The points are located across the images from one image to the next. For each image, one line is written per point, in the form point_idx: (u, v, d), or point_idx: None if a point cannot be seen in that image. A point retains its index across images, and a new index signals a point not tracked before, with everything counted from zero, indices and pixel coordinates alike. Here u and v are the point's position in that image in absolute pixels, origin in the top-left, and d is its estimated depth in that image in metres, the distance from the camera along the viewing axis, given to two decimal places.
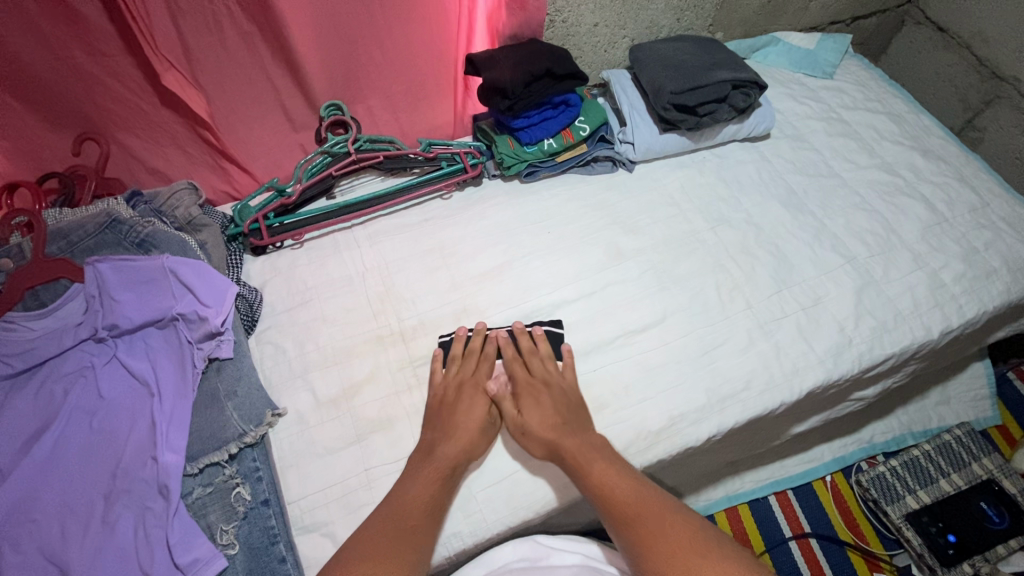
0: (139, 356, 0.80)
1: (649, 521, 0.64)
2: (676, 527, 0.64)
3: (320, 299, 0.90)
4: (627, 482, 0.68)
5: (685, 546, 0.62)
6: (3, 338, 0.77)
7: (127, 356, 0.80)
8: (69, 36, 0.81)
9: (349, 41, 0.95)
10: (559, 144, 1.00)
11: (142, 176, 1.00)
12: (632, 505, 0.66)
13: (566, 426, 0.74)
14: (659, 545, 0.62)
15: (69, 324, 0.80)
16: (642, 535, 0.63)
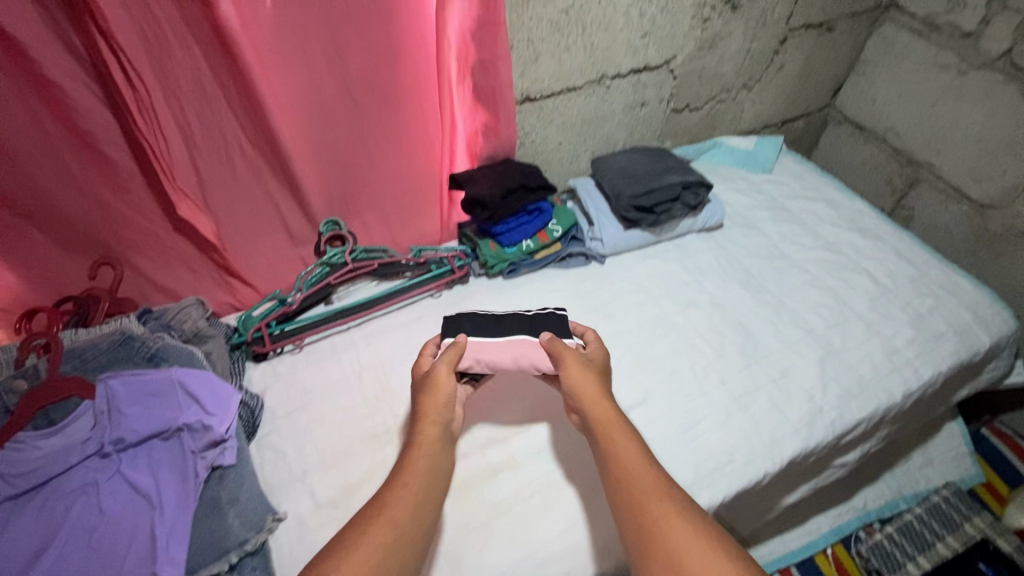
0: (141, 469, 0.81)
1: (662, 506, 0.65)
2: (687, 515, 0.64)
3: (319, 402, 0.95)
4: (646, 465, 0.71)
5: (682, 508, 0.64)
6: (9, 459, 0.78)
7: (130, 469, 0.81)
8: (98, 177, 0.92)
9: (346, 167, 1.08)
10: (536, 244, 1.12)
11: (150, 294, 1.07)
12: (647, 488, 0.68)
13: (608, 399, 0.80)
14: (667, 526, 0.63)
15: (75, 441, 0.81)
16: (651, 518, 0.64)
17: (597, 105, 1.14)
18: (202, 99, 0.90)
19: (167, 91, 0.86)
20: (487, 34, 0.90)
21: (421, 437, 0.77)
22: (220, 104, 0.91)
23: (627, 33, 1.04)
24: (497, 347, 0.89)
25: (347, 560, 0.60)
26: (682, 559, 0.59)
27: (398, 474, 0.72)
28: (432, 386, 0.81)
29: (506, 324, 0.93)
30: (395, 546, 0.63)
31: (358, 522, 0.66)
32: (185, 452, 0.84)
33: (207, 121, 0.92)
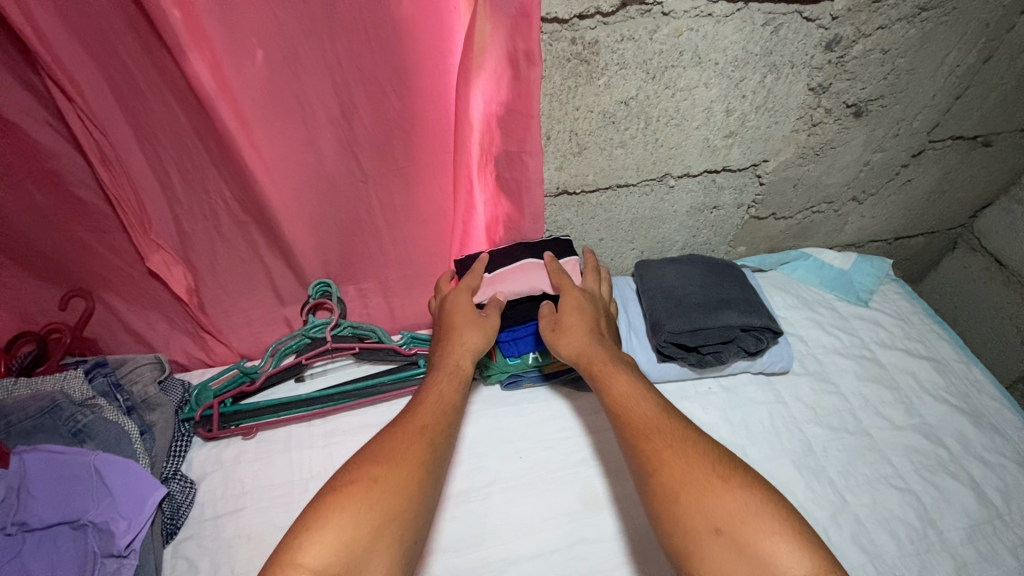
0: (39, 562, 0.71)
1: (664, 436, 0.67)
2: (691, 444, 0.67)
3: (253, 508, 0.83)
4: (647, 400, 0.73)
5: (686, 463, 0.64)
6: None
7: (26, 559, 0.70)
8: (68, 213, 0.82)
9: (346, 231, 0.93)
10: (545, 358, 0.93)
11: (119, 335, 0.98)
12: (653, 417, 0.70)
13: (604, 341, 0.80)
14: (666, 468, 0.64)
15: None
16: (654, 446, 0.67)
17: (654, 205, 0.92)
18: (183, 151, 0.77)
19: (141, 140, 0.75)
20: (517, 123, 0.72)
21: (459, 367, 0.78)
22: (202, 157, 0.79)
23: (706, 130, 0.81)
24: (515, 275, 0.85)
25: (394, 458, 0.65)
26: (684, 495, 0.62)
27: (452, 375, 0.77)
28: (467, 322, 0.81)
29: (512, 253, 0.88)
30: (433, 449, 0.69)
31: (404, 424, 0.70)
32: (87, 554, 0.73)
33: (188, 173, 0.80)
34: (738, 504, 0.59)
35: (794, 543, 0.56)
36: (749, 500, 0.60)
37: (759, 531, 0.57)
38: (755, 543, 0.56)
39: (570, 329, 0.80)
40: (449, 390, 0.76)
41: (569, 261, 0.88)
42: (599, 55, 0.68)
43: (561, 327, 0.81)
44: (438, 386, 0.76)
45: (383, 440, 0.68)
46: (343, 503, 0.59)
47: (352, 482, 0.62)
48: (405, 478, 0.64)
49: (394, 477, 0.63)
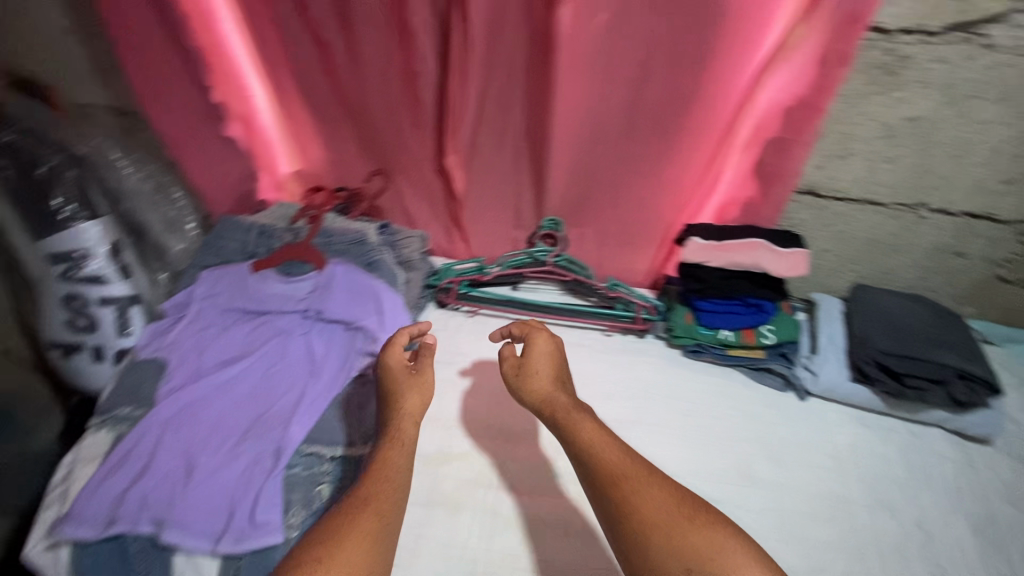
0: (323, 342, 0.99)
1: (633, 475, 0.70)
2: (652, 488, 0.68)
3: (461, 368, 1.04)
4: (609, 444, 0.74)
5: (655, 504, 0.66)
6: (257, 285, 1.04)
7: (317, 337, 1.00)
8: (407, 108, 1.11)
9: (594, 180, 1.09)
10: (736, 339, 0.98)
11: (396, 211, 1.26)
12: (614, 473, 0.70)
13: (562, 393, 0.84)
14: (638, 507, 0.66)
15: (296, 295, 1.03)
16: (621, 488, 0.68)
17: (895, 232, 0.94)
18: (509, 79, 0.99)
19: (483, 63, 0.98)
20: (803, 116, 0.85)
21: (397, 437, 0.79)
22: (518, 87, 1.00)
23: (984, 170, 0.84)
24: (736, 246, 0.91)
25: (356, 522, 0.67)
26: (655, 534, 0.63)
27: (396, 444, 0.78)
28: (409, 386, 0.84)
29: (743, 233, 0.93)
30: (389, 513, 0.70)
31: (367, 497, 0.71)
32: (352, 349, 0.99)
33: (503, 97, 1.02)
34: (705, 538, 0.62)
35: (760, 559, 0.60)
36: (724, 534, 0.62)
37: (728, 562, 0.60)
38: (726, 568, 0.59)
39: (526, 377, 0.86)
40: (398, 450, 0.77)
41: (794, 253, 0.89)
42: (905, 71, 0.78)
43: (521, 373, 0.86)
44: (394, 449, 0.77)
45: (351, 508, 0.69)
46: (332, 556, 0.63)
47: (330, 537, 0.65)
48: (374, 537, 0.67)
49: (361, 543, 0.65)
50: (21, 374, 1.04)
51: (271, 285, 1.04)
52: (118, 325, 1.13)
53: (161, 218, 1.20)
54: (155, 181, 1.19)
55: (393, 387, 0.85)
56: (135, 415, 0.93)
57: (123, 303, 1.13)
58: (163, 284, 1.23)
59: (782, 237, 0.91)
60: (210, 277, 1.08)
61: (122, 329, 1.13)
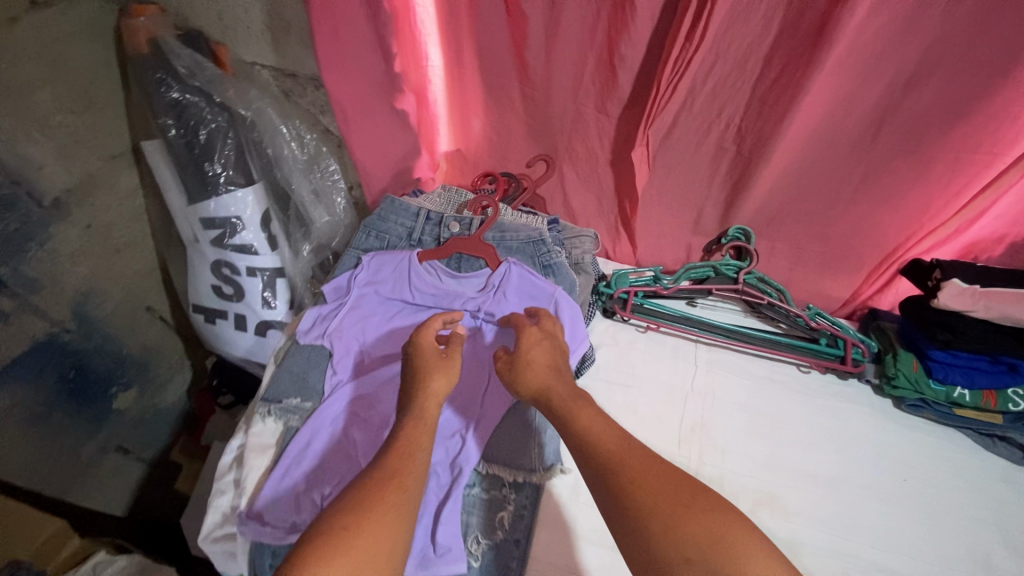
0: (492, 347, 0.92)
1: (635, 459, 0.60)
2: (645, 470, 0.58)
3: (640, 391, 0.94)
4: (606, 426, 0.64)
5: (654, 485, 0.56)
6: (423, 276, 0.97)
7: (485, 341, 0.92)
8: (594, 92, 0.96)
9: (808, 192, 0.93)
10: (974, 400, 0.84)
11: (556, 203, 1.15)
12: (610, 457, 0.60)
13: (558, 377, 0.73)
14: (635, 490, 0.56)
15: (463, 293, 0.96)
16: (616, 471, 0.59)
17: None
18: (736, 71, 0.83)
19: (711, 48, 0.80)
20: None
21: (425, 414, 0.71)
22: (748, 81, 0.84)
23: None
24: (1019, 298, 0.73)
25: (376, 499, 0.58)
26: (643, 508, 0.54)
27: (419, 425, 0.70)
28: (436, 368, 0.76)
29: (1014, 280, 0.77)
30: (409, 487, 0.61)
31: (393, 472, 0.62)
32: None
33: (720, 91, 0.86)
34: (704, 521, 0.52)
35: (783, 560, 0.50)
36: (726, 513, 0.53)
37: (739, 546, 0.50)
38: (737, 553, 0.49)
39: (521, 365, 0.75)
40: (421, 430, 0.69)
41: None
42: None
43: (514, 370, 0.75)
44: (417, 429, 0.69)
45: (370, 483, 0.60)
46: (364, 519, 0.55)
47: (356, 507, 0.57)
48: (400, 521, 0.57)
49: (387, 523, 0.56)
50: (159, 333, 1.34)
51: (438, 281, 0.97)
52: (262, 297, 1.17)
53: (310, 188, 1.19)
54: (310, 154, 1.17)
55: (419, 371, 0.77)
56: (305, 407, 0.91)
57: (270, 275, 1.17)
58: (304, 258, 1.25)
59: None
60: (369, 262, 1.01)
61: (266, 301, 1.18)
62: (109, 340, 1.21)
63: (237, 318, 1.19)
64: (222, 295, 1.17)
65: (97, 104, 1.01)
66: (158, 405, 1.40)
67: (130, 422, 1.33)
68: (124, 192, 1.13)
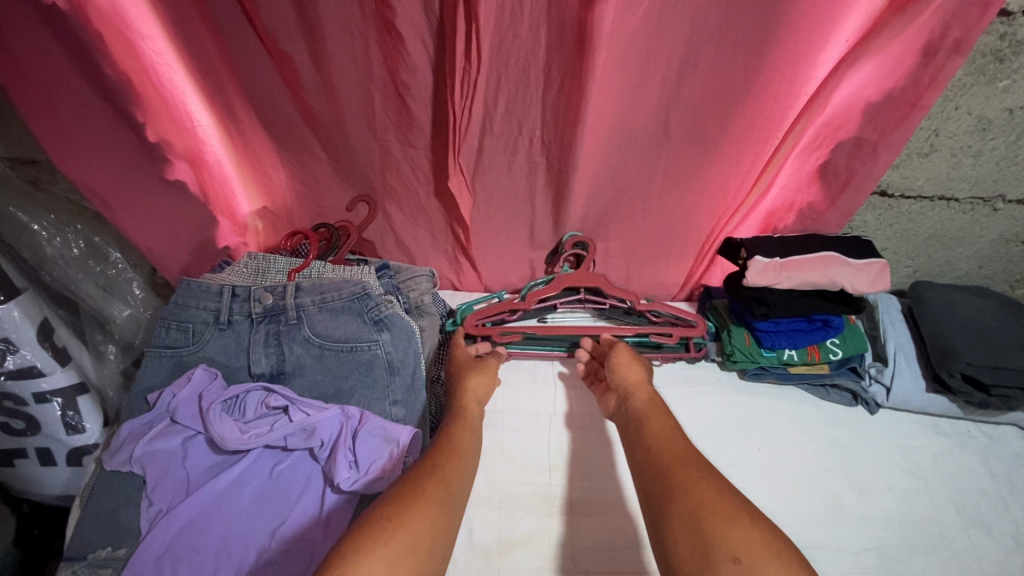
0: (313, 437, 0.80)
1: (682, 468, 0.60)
2: (701, 480, 0.58)
3: (505, 427, 0.90)
4: (671, 434, 0.67)
5: (704, 490, 0.56)
6: (232, 406, 0.84)
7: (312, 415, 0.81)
8: (394, 126, 0.90)
9: (620, 191, 0.94)
10: (800, 358, 0.89)
11: (389, 244, 1.08)
12: (661, 465, 0.62)
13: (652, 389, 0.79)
14: (688, 493, 0.57)
15: (279, 416, 0.83)
16: (668, 481, 0.59)
17: (962, 226, 0.88)
18: (522, 86, 0.81)
19: (491, 65, 0.78)
20: (894, 111, 0.74)
21: (468, 413, 0.79)
22: (536, 95, 0.82)
23: None
24: (809, 264, 0.81)
25: (426, 494, 0.60)
26: (681, 503, 0.56)
27: (461, 424, 0.76)
28: (472, 370, 0.88)
29: (795, 246, 0.83)
30: (455, 483, 0.64)
31: (441, 464, 0.66)
32: (349, 439, 0.79)
33: (514, 108, 0.84)
34: (750, 537, 0.51)
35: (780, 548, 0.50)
36: (776, 542, 0.50)
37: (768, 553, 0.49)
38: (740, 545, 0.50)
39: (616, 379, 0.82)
40: (463, 429, 0.74)
41: (860, 265, 0.80)
42: (1018, 56, 0.69)
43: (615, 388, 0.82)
44: (462, 428, 0.75)
45: (422, 473, 0.64)
46: (409, 507, 0.57)
47: (407, 492, 0.59)
48: (444, 516, 0.59)
49: (433, 512, 0.58)
50: None
51: (255, 392, 0.84)
52: (64, 422, 0.98)
53: (96, 285, 1.01)
54: (85, 247, 0.98)
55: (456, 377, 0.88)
56: (118, 555, 0.75)
57: (69, 395, 0.97)
58: (111, 362, 1.07)
59: (833, 245, 0.83)
60: (187, 393, 0.83)
61: (70, 425, 0.98)
62: None
63: (41, 452, 0.99)
64: (11, 431, 0.97)
65: None
66: None
67: None
68: None
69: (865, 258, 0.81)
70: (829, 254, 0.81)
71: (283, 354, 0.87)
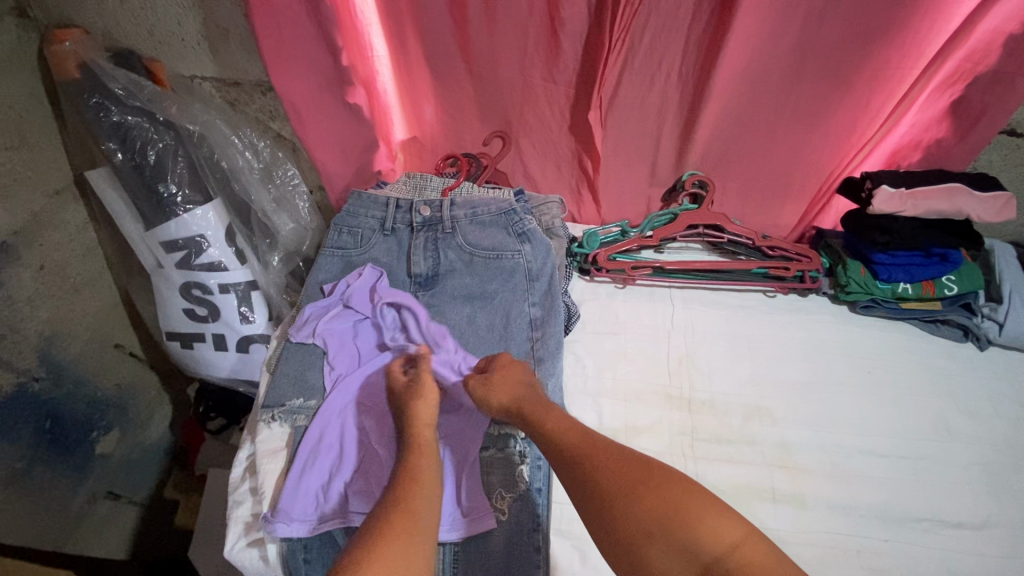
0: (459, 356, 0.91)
1: (594, 451, 0.66)
2: (606, 454, 0.65)
3: (627, 335, 1.00)
4: (569, 424, 0.72)
5: (610, 460, 0.64)
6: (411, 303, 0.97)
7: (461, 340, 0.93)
8: (542, 63, 1.00)
9: (747, 130, 1.01)
10: (915, 292, 0.95)
11: (518, 176, 1.19)
12: (574, 456, 0.66)
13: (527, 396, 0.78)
14: (596, 470, 0.63)
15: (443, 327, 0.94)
16: (583, 468, 0.64)
17: None
18: (670, 23, 0.89)
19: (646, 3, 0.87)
20: None
21: (420, 439, 0.76)
22: (681, 33, 0.91)
23: None
24: (936, 194, 0.86)
25: (395, 537, 0.60)
26: (599, 485, 0.61)
27: (418, 450, 0.75)
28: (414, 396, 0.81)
29: (921, 178, 0.88)
30: (420, 513, 0.64)
31: (400, 499, 0.66)
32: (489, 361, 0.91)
33: (656, 46, 0.93)
34: (677, 497, 0.58)
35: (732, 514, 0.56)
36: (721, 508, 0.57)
37: (700, 509, 0.56)
38: (667, 505, 0.57)
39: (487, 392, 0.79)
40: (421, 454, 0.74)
41: (988, 194, 0.85)
42: None
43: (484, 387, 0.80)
44: (418, 456, 0.74)
45: (382, 513, 0.64)
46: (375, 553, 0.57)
47: (374, 536, 0.60)
48: (414, 555, 0.59)
49: (405, 554, 0.58)
50: (132, 368, 1.30)
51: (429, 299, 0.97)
52: (239, 311, 1.14)
53: (270, 198, 1.17)
54: (266, 162, 1.15)
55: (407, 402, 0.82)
56: (310, 405, 0.89)
57: (244, 290, 1.13)
58: (274, 269, 1.22)
59: (960, 178, 0.88)
60: (365, 284, 0.98)
61: (244, 316, 1.14)
62: (82, 383, 1.15)
63: (217, 338, 1.15)
64: (196, 317, 1.14)
65: (31, 137, 0.96)
66: (144, 442, 1.35)
67: (115, 465, 1.27)
68: (73, 226, 1.08)
69: (992, 189, 0.86)
70: (956, 184, 0.86)
71: (439, 259, 1.01)
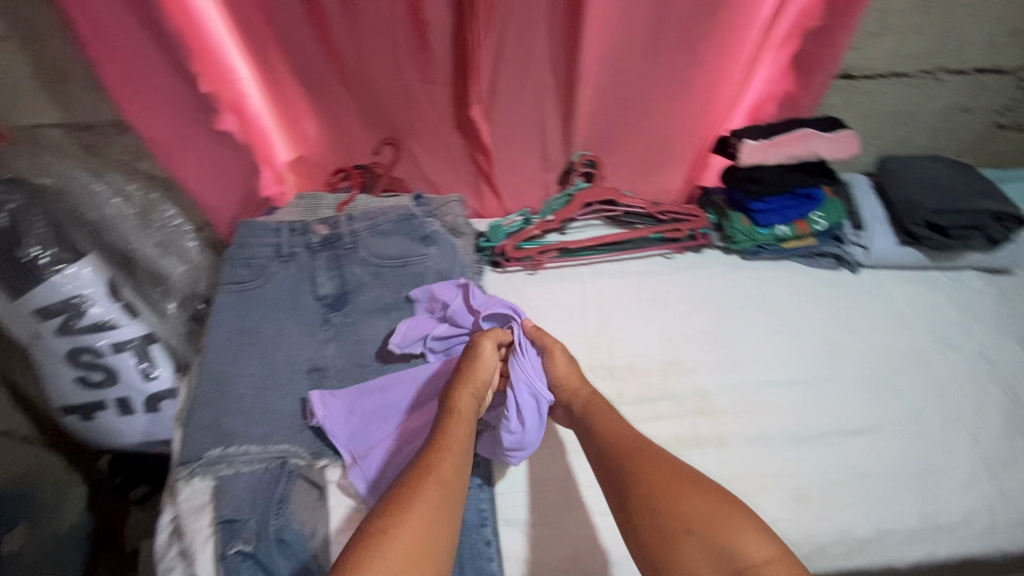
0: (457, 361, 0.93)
1: (647, 463, 0.70)
2: (656, 465, 0.69)
3: (545, 319, 1.02)
4: (621, 427, 0.76)
5: (670, 472, 0.68)
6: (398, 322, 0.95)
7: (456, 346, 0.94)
8: (416, 64, 0.99)
9: (622, 104, 1.05)
10: (792, 232, 1.04)
11: (414, 181, 1.18)
12: (624, 470, 0.70)
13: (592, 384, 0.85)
14: (640, 477, 0.68)
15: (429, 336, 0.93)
16: (627, 475, 0.69)
17: (916, 99, 1.05)
18: (532, 10, 0.92)
19: None
20: None
21: (457, 407, 0.77)
22: (544, 19, 0.94)
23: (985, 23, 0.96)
24: (791, 140, 0.95)
25: (412, 510, 0.63)
26: (645, 493, 0.66)
27: (455, 416, 0.76)
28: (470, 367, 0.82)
29: (775, 128, 0.97)
30: (440, 483, 0.66)
31: (425, 467, 0.68)
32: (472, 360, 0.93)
33: (523, 34, 0.95)
34: (727, 518, 0.62)
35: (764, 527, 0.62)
36: (756, 522, 0.62)
37: (733, 526, 0.62)
38: (720, 527, 0.62)
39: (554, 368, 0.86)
40: (458, 423, 0.74)
41: (833, 135, 0.95)
42: None
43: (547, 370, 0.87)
44: (452, 425, 0.75)
45: (402, 485, 0.66)
46: (393, 535, 0.60)
47: (395, 511, 0.62)
48: (429, 531, 0.62)
49: (416, 533, 0.61)
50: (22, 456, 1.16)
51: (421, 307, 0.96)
52: (141, 370, 0.99)
53: (153, 242, 1.07)
54: (141, 205, 1.06)
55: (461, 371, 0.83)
56: (229, 452, 0.82)
57: (141, 345, 0.98)
58: (174, 316, 1.08)
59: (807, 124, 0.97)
60: (270, 315, 0.94)
61: (146, 372, 0.99)
62: None
63: (120, 403, 1.00)
64: (90, 383, 0.97)
65: None
66: None
67: None
68: None
69: (835, 130, 0.95)
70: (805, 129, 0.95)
71: (344, 277, 0.98)
